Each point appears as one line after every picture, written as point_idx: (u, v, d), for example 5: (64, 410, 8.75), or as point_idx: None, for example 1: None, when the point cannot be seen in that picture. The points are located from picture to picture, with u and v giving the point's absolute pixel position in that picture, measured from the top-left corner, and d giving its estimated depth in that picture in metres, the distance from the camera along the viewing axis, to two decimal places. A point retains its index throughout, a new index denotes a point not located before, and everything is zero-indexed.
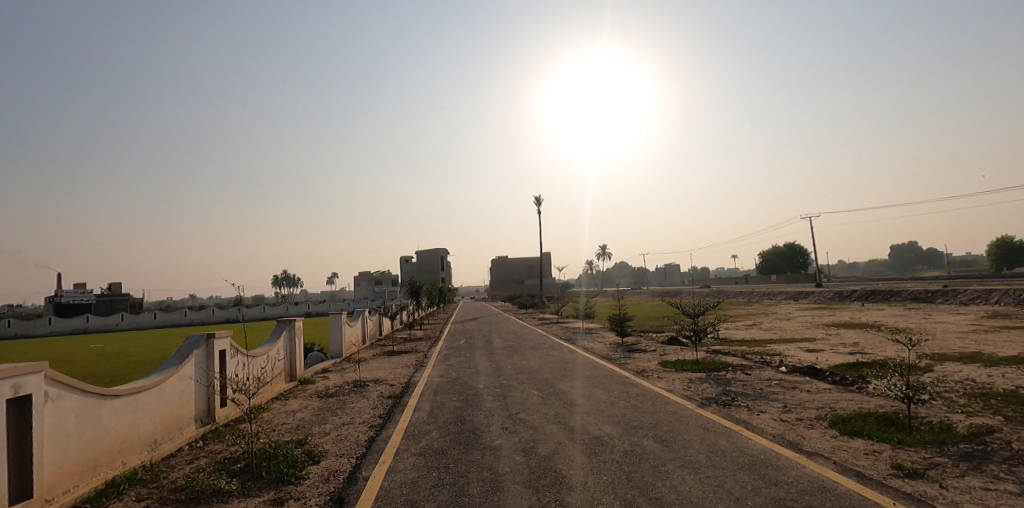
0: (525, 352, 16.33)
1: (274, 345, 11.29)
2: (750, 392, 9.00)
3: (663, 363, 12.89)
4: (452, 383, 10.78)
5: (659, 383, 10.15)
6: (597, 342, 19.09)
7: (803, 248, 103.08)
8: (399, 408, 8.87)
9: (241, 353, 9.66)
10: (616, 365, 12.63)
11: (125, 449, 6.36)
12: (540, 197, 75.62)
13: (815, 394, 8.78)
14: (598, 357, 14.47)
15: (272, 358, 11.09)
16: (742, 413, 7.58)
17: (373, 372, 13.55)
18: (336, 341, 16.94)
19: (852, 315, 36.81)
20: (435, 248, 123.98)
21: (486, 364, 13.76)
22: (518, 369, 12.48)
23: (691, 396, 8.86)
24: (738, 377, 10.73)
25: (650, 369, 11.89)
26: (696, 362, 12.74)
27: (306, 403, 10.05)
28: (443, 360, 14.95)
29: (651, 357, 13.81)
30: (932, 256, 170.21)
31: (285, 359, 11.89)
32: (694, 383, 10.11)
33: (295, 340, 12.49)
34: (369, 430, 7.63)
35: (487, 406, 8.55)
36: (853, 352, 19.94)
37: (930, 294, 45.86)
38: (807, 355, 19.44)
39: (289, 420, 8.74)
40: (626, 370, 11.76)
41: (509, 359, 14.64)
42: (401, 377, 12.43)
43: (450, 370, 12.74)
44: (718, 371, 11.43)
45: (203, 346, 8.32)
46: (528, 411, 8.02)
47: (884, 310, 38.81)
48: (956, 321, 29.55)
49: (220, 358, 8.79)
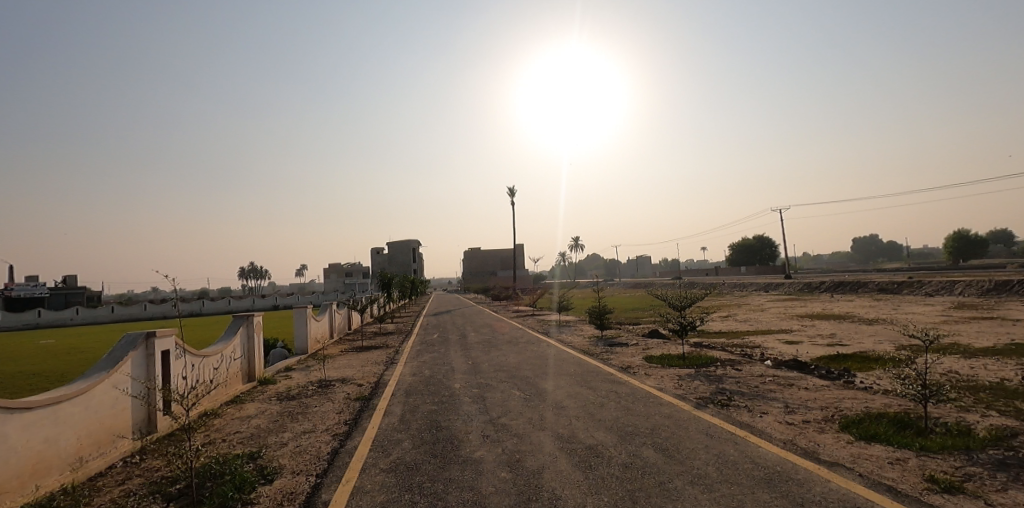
0: (502, 346, 15.60)
1: (228, 343, 10.22)
2: (746, 391, 8.46)
3: (648, 357, 12.32)
4: (426, 383, 9.95)
5: (648, 381, 9.54)
6: (576, 336, 18.49)
7: (772, 240, 105.35)
8: (368, 413, 8.00)
9: (189, 352, 8.60)
10: (600, 361, 11.99)
11: (40, 471, 5.24)
12: (515, 188, 74.74)
13: (815, 393, 8.28)
14: (579, 352, 13.81)
15: (225, 357, 10.05)
16: (744, 416, 7.00)
17: (339, 370, 12.59)
18: (301, 336, 15.88)
19: (824, 306, 37.36)
20: (409, 240, 122.10)
21: (462, 360, 12.94)
22: (496, 366, 11.72)
23: (685, 396, 8.26)
24: (729, 373, 10.22)
25: (636, 365, 11.30)
26: (682, 357, 12.23)
27: (264, 407, 9.04)
28: (416, 356, 14.07)
29: (635, 351, 13.24)
30: (892, 249, 176.68)
31: (241, 358, 10.84)
32: (685, 380, 9.53)
33: (253, 337, 11.42)
34: (333, 440, 6.75)
35: (465, 410, 7.77)
36: (831, 344, 19.91)
37: (896, 285, 47.02)
38: (787, 347, 19.29)
39: (243, 428, 7.76)
40: (611, 366, 11.13)
41: (486, 354, 13.86)
42: (370, 376, 11.51)
43: (424, 368, 11.88)
44: (706, 367, 10.92)
45: (142, 346, 7.22)
46: (511, 416, 7.28)
47: (854, 301, 39.56)
48: (924, 312, 30.14)
49: (162, 359, 7.69)
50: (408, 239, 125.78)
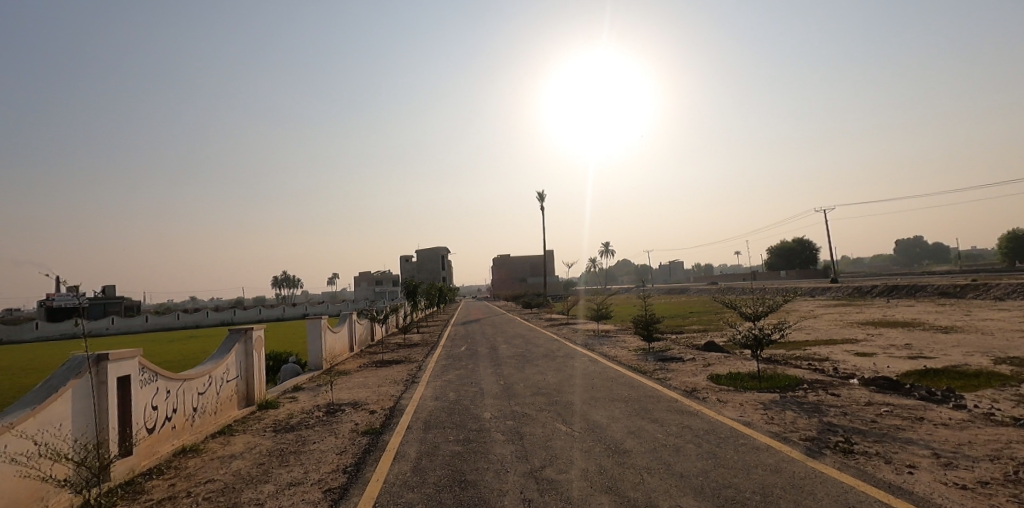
0: (537, 362, 13.82)
1: (220, 363, 8.76)
2: (865, 429, 6.46)
3: (714, 377, 10.31)
4: (449, 411, 8.22)
5: (726, 411, 7.62)
6: (619, 348, 16.51)
7: (812, 242, 100.28)
8: (375, 456, 6.32)
9: (162, 376, 7.12)
10: (655, 382, 10.06)
11: None
12: (543, 192, 73.07)
13: (965, 433, 6.17)
14: (628, 368, 11.94)
15: (216, 379, 8.57)
16: (884, 472, 5.02)
17: (351, 392, 10.97)
18: (315, 351, 14.43)
19: (883, 313, 34.27)
20: (437, 247, 121.69)
21: (492, 379, 11.22)
22: (533, 388, 9.92)
23: (785, 435, 6.33)
24: (825, 399, 8.19)
25: (703, 387, 9.33)
26: (756, 376, 10.17)
27: (253, 443, 7.48)
28: (439, 373, 12.42)
29: (695, 369, 11.23)
30: (942, 250, 166.80)
31: (238, 378, 9.41)
32: (772, 410, 7.59)
33: (251, 355, 9.94)
34: (321, 502, 5.07)
35: (497, 453, 6.03)
36: (913, 356, 17.33)
37: (960, 288, 43.06)
38: (861, 360, 16.87)
39: (218, 474, 6.17)
40: (672, 389, 9.21)
41: (519, 372, 12.08)
42: (386, 399, 9.91)
43: (448, 389, 10.21)
44: (792, 390, 8.88)
45: (90, 373, 5.74)
46: (558, 466, 5.48)
47: (916, 307, 36.16)
48: (1005, 318, 26.83)
49: (121, 388, 6.20)
50: (436, 247, 125.19)
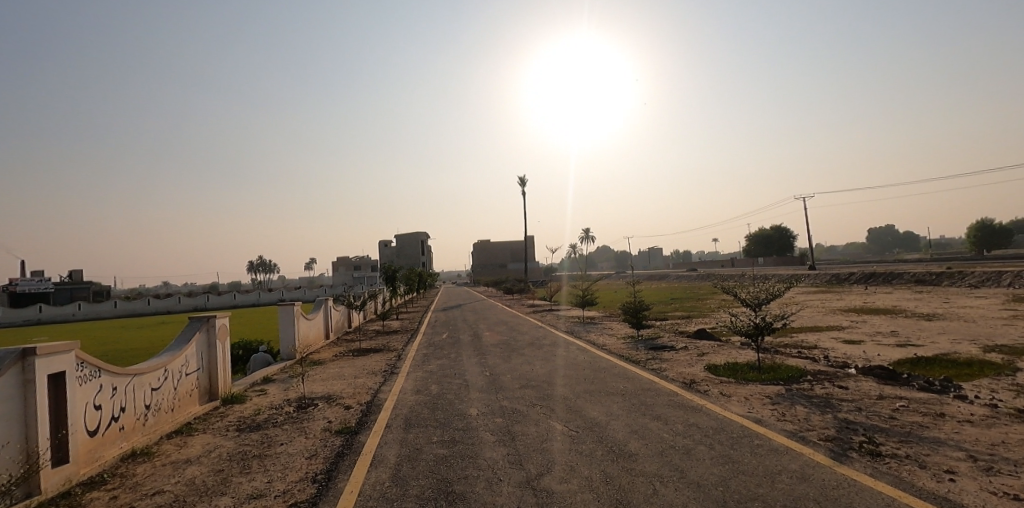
0: (523, 351, 13.20)
1: (178, 354, 7.90)
2: (887, 429, 5.98)
3: (712, 368, 9.80)
4: (432, 407, 7.52)
5: (732, 405, 7.10)
6: (607, 336, 16.01)
7: (790, 230, 101.56)
8: (350, 460, 5.60)
9: (106, 370, 6.23)
10: (650, 373, 9.50)
11: None
12: (525, 177, 72.17)
13: (993, 432, 5.72)
14: (619, 358, 11.39)
15: (173, 372, 7.71)
16: (922, 480, 4.51)
17: (325, 384, 10.19)
18: (287, 339, 13.56)
19: (863, 299, 34.60)
20: (418, 232, 120.14)
21: (477, 370, 10.56)
22: (521, 380, 9.28)
23: (803, 434, 5.82)
24: (833, 393, 7.75)
25: (702, 379, 8.80)
26: (755, 366, 9.69)
27: (214, 444, 6.67)
28: (420, 363, 11.70)
29: (690, 359, 10.73)
30: (913, 240, 171.12)
31: (199, 371, 8.56)
32: (781, 405, 7.11)
33: (214, 345, 9.06)
34: None
35: (487, 458, 5.36)
36: (901, 344, 17.17)
37: (935, 276, 43.81)
38: (850, 348, 16.67)
39: (169, 484, 5.35)
40: (670, 381, 8.66)
41: (506, 362, 11.42)
42: (363, 392, 9.17)
43: (430, 382, 9.49)
44: (797, 382, 8.40)
45: (13, 370, 4.67)
46: (558, 474, 4.83)
47: (894, 294, 36.60)
48: (983, 306, 27.15)
49: (52, 387, 5.19)
50: (417, 232, 123.51)
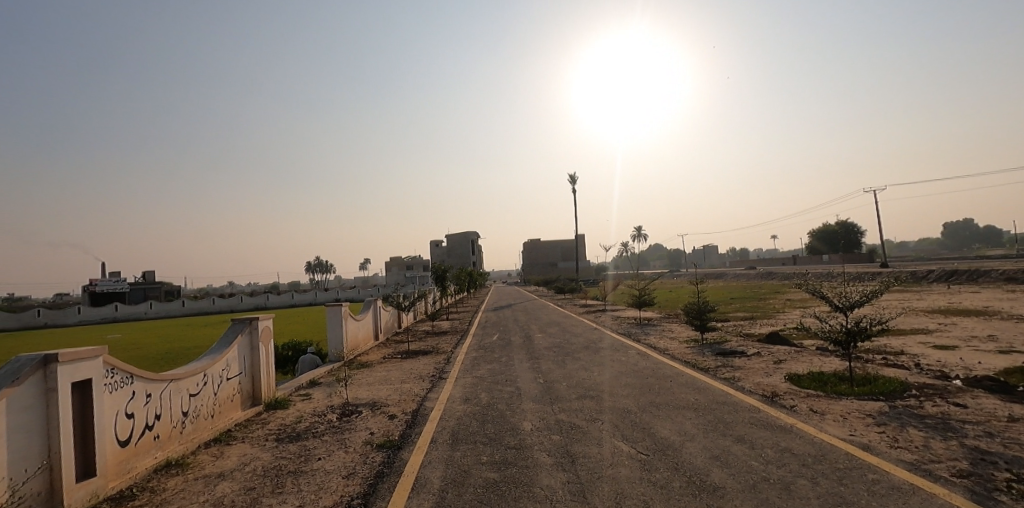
0: (577, 355, 12.41)
1: (218, 358, 7.64)
2: None
3: (794, 378, 8.66)
4: (480, 420, 6.87)
5: (828, 426, 6.04)
6: (667, 339, 14.96)
7: (856, 225, 94.98)
8: (388, 482, 5.04)
9: (138, 377, 5.94)
10: (723, 383, 8.48)
11: None
12: (572, 175, 70.92)
13: None
14: (685, 365, 10.38)
15: (213, 377, 7.45)
16: None
17: (370, 389, 9.76)
18: (335, 340, 13.35)
19: (950, 299, 31.35)
20: (465, 232, 121.11)
21: (529, 376, 9.86)
22: (578, 389, 8.51)
23: (928, 468, 4.71)
24: (953, 412, 6.46)
25: (786, 392, 7.71)
26: (846, 378, 8.49)
27: (249, 457, 6.28)
28: (469, 368, 11.11)
29: (767, 368, 9.60)
30: (996, 234, 156.70)
31: (242, 376, 8.32)
32: (889, 427, 5.94)
33: (258, 348, 8.81)
34: None
35: (544, 486, 4.63)
36: (1005, 351, 15.09)
37: None
38: (946, 355, 14.77)
39: (196, 503, 4.95)
40: (748, 394, 7.65)
41: (560, 367, 10.67)
42: (407, 400, 8.64)
43: (479, 389, 8.85)
44: (902, 398, 7.20)
45: (34, 379, 4.40)
46: None
47: (985, 294, 33.03)
48: None
49: (78, 396, 4.91)
50: (464, 232, 124.28)
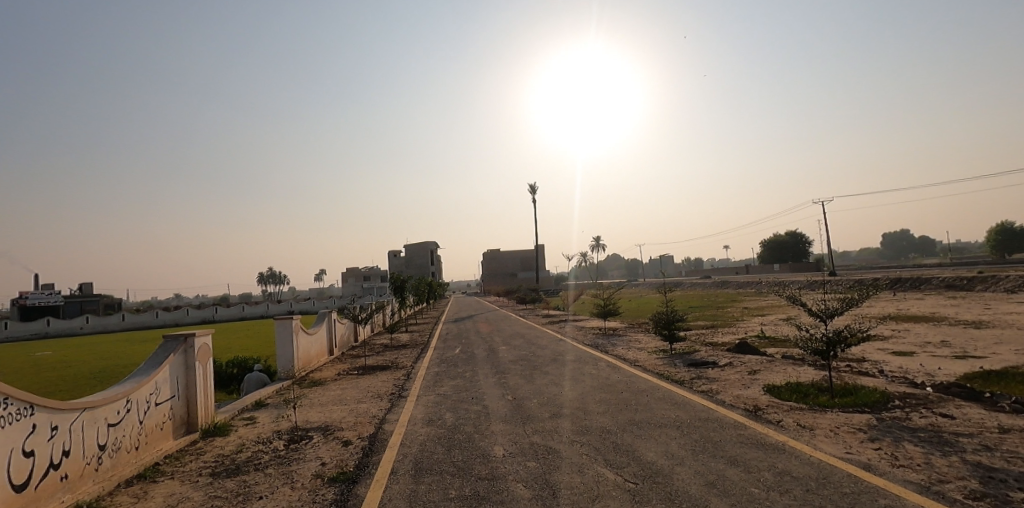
0: (545, 368, 11.85)
1: (145, 381, 6.64)
2: None
3: (772, 390, 8.38)
4: (447, 445, 6.17)
5: (820, 443, 5.68)
6: (635, 350, 14.64)
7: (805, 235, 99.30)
8: None
9: (40, 406, 4.95)
10: (701, 397, 8.09)
11: None
12: (535, 185, 71.05)
13: None
14: (658, 377, 9.97)
15: (138, 402, 6.45)
16: None
17: (322, 411, 8.86)
18: (284, 357, 12.31)
19: (897, 306, 32.72)
20: (427, 242, 119.39)
21: (497, 393, 9.22)
22: (550, 406, 7.94)
23: (939, 490, 4.37)
24: (941, 424, 6.23)
25: (768, 405, 7.37)
26: (824, 389, 8.27)
27: (178, 497, 5.36)
28: (431, 385, 10.36)
29: (743, 379, 9.31)
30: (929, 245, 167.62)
31: (173, 400, 7.30)
32: (883, 443, 5.62)
33: (193, 368, 7.81)
34: None
35: None
36: (958, 356, 15.52)
37: (966, 280, 41.75)
38: (905, 361, 15.03)
39: None
40: (729, 408, 7.27)
41: (529, 382, 10.09)
42: (363, 422, 7.82)
43: (444, 409, 8.14)
44: (885, 409, 6.98)
45: None
46: None
47: (926, 300, 34.71)
48: None
49: None
50: (426, 242, 122.46)
